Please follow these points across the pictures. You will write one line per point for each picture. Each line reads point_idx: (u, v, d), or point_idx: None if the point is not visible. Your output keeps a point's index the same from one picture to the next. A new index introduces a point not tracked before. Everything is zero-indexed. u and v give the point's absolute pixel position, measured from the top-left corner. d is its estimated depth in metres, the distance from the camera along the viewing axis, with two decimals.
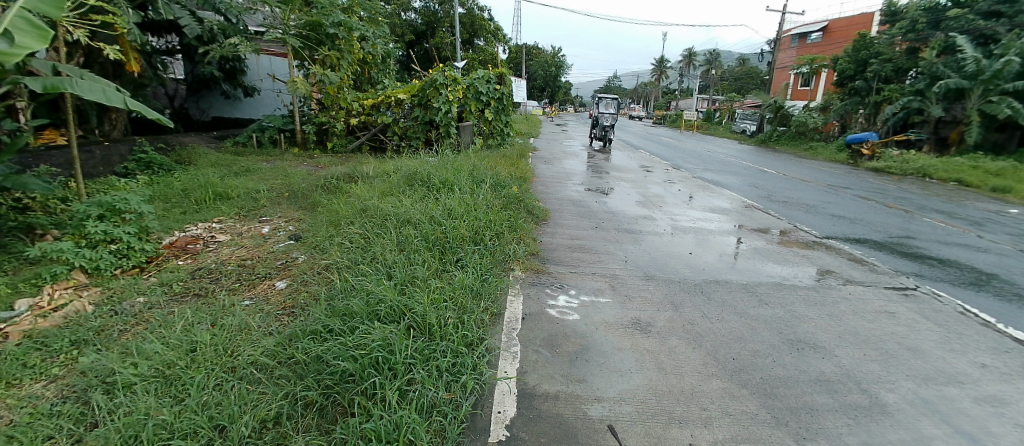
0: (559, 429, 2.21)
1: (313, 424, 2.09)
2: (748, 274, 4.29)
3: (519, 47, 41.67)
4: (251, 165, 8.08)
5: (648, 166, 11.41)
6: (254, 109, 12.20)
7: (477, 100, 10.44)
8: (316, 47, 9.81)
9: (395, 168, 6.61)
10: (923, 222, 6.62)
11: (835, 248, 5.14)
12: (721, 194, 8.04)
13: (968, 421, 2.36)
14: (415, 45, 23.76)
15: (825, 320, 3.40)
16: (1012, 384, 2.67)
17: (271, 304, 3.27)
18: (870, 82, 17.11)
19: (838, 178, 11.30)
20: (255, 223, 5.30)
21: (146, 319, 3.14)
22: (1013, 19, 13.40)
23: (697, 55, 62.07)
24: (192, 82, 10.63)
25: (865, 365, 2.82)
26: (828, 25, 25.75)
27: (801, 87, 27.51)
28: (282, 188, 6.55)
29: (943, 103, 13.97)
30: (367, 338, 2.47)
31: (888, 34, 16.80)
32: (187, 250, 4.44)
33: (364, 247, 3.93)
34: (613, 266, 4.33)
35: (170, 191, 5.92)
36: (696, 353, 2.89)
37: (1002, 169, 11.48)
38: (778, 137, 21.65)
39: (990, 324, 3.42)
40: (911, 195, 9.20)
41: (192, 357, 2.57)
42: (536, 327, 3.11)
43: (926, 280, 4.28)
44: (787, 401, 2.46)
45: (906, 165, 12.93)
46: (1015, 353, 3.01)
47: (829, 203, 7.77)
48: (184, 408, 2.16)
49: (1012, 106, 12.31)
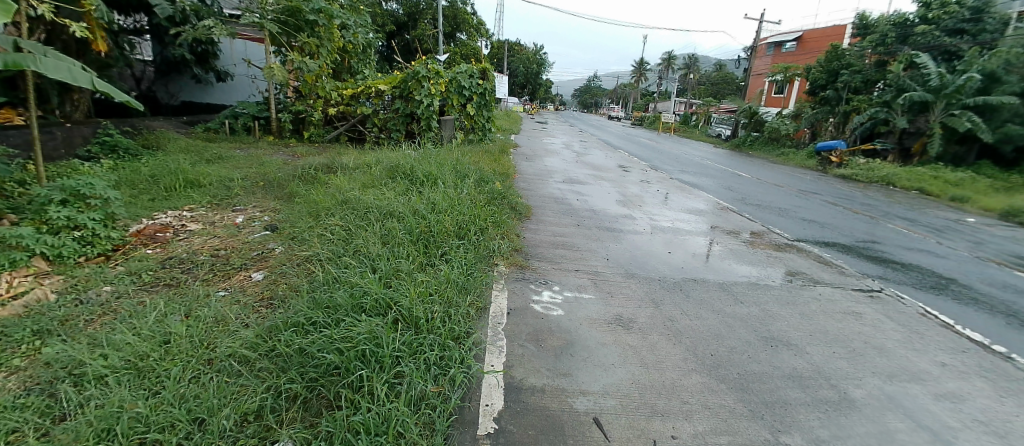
0: (547, 421, 2.24)
1: (298, 418, 2.07)
2: (723, 273, 4.41)
3: (498, 43, 42.25)
4: (224, 152, 7.87)
5: (626, 165, 11.61)
6: (227, 95, 11.84)
7: (460, 94, 10.31)
8: (295, 33, 9.59)
9: (376, 160, 6.53)
10: (887, 228, 6.93)
11: (806, 251, 5.34)
12: (697, 196, 8.23)
13: (930, 416, 2.50)
14: (396, 36, 23.48)
15: (797, 318, 3.54)
16: (970, 381, 2.85)
17: (248, 295, 3.19)
18: (841, 92, 17.57)
19: (807, 183, 11.69)
20: (228, 212, 5.15)
21: (115, 309, 3.02)
22: (977, 36, 14.51)
23: (675, 60, 63.20)
24: (161, 64, 10.26)
25: (834, 363, 2.95)
26: (803, 35, 26.67)
27: (774, 95, 28.58)
28: (257, 176, 6.38)
29: (908, 115, 14.52)
30: (353, 331, 2.44)
31: (859, 46, 17.40)
32: (156, 239, 4.28)
33: (345, 239, 3.87)
34: (596, 264, 4.38)
35: (137, 177, 5.70)
36: (676, 349, 2.97)
37: (961, 179, 12.08)
38: (751, 142, 22.25)
39: (949, 325, 3.63)
40: (877, 202, 9.58)
41: (166, 349, 2.48)
42: (521, 322, 3.13)
43: (890, 283, 4.50)
44: (762, 396, 2.55)
45: (871, 173, 13.52)
46: (971, 353, 3.21)
47: (800, 207, 8.03)
48: (161, 401, 2.10)
49: (973, 120, 12.88)
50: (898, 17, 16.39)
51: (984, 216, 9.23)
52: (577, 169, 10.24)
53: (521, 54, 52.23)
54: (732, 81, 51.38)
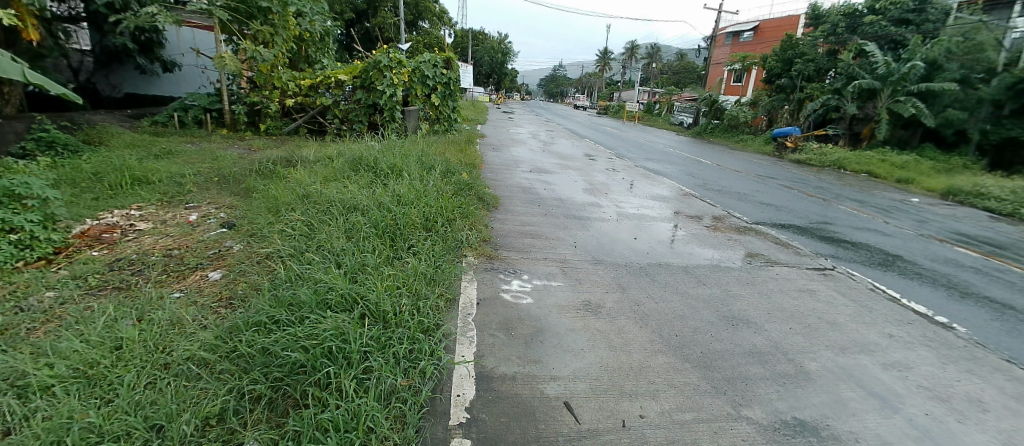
0: (518, 408, 2.26)
1: (263, 419, 2.01)
2: (687, 257, 4.54)
3: (461, 32, 41.69)
4: (174, 146, 7.48)
5: (593, 154, 11.73)
6: (175, 87, 11.26)
7: (423, 84, 10.11)
8: (248, 21, 9.18)
9: (338, 152, 6.36)
10: (839, 210, 7.29)
11: (764, 233, 5.56)
12: (661, 183, 8.42)
13: (878, 384, 2.66)
14: (355, 25, 22.79)
15: (756, 297, 3.70)
16: (915, 350, 3.05)
17: (205, 296, 3.06)
18: (795, 80, 18.39)
19: (764, 168, 12.16)
20: (180, 210, 4.91)
21: (60, 315, 2.84)
22: (920, 26, 15.18)
23: (638, 49, 64.06)
24: (100, 55, 9.62)
25: (791, 338, 3.10)
26: (760, 25, 27.49)
27: (733, 84, 29.44)
28: (211, 172, 6.10)
29: (857, 101, 15.25)
30: (318, 328, 2.38)
31: (811, 36, 18.12)
32: (102, 240, 4.04)
33: (307, 235, 3.76)
34: (564, 252, 4.43)
35: (78, 175, 5.35)
36: (643, 332, 3.05)
37: (905, 162, 12.80)
38: (711, 130, 22.90)
39: (896, 299, 3.87)
40: (829, 185, 10.06)
41: (118, 355, 2.36)
42: (491, 312, 3.14)
43: (841, 261, 4.75)
44: (725, 372, 2.66)
45: (824, 158, 14.17)
46: (915, 324, 3.43)
47: (758, 191, 8.34)
48: (114, 409, 2.00)
49: (916, 106, 13.63)
50: (848, 8, 17.12)
51: (926, 196, 9.83)
52: (544, 158, 10.26)
53: (485, 43, 51.72)
54: (693, 71, 52.52)
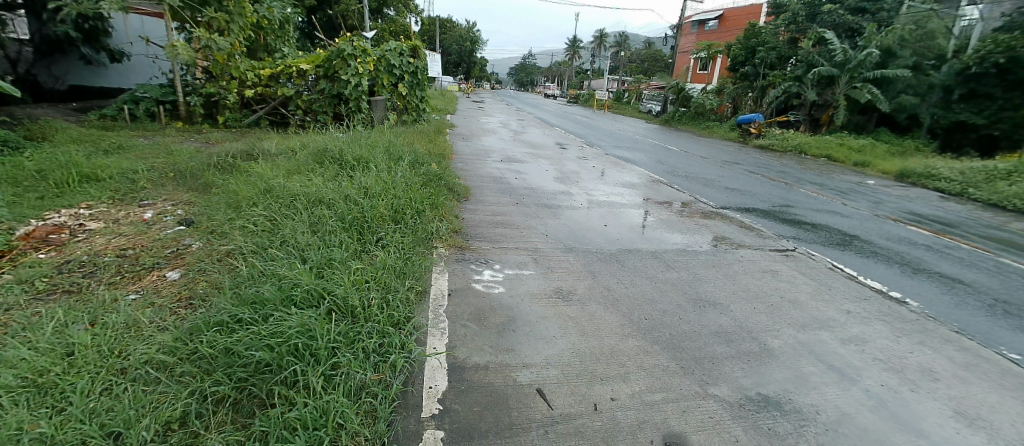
0: (491, 397, 2.27)
1: (228, 420, 1.95)
2: (655, 242, 4.63)
3: (428, 20, 40.89)
4: (125, 141, 7.10)
5: (563, 143, 11.78)
6: (124, 77, 10.69)
7: (390, 73, 9.85)
8: (201, 7, 8.72)
9: (301, 144, 6.18)
10: (800, 193, 7.56)
11: (729, 217, 5.71)
12: (630, 170, 8.53)
13: (837, 358, 2.79)
14: (317, 12, 22.03)
15: (722, 279, 3.80)
16: (870, 325, 3.20)
17: (163, 297, 2.94)
18: (758, 68, 18.87)
19: (729, 154, 12.48)
20: (134, 208, 4.68)
21: (2, 323, 2.66)
22: (875, 15, 15.74)
23: (606, 38, 64.41)
24: (39, 44, 9.00)
25: (755, 317, 3.21)
26: (724, 13, 28.02)
27: (699, 72, 30.01)
28: (166, 167, 5.83)
29: (816, 88, 15.75)
30: (283, 325, 2.32)
31: (773, 24, 18.60)
32: (49, 241, 3.81)
33: (271, 230, 3.65)
34: (535, 240, 4.45)
35: (19, 172, 5.02)
36: (614, 316, 3.09)
37: (861, 146, 13.35)
38: (678, 117, 23.31)
39: (853, 276, 4.05)
40: (790, 169, 10.41)
41: (70, 361, 2.23)
42: (463, 303, 3.12)
43: (802, 242, 4.93)
44: (692, 353, 2.73)
45: (786, 143, 14.63)
46: (871, 300, 3.61)
47: (724, 177, 8.55)
48: (67, 418, 1.90)
49: (872, 92, 14.16)
50: None
51: (880, 179, 10.30)
52: (514, 147, 10.24)
53: (453, 31, 50.93)
54: (660, 59, 53.25)
